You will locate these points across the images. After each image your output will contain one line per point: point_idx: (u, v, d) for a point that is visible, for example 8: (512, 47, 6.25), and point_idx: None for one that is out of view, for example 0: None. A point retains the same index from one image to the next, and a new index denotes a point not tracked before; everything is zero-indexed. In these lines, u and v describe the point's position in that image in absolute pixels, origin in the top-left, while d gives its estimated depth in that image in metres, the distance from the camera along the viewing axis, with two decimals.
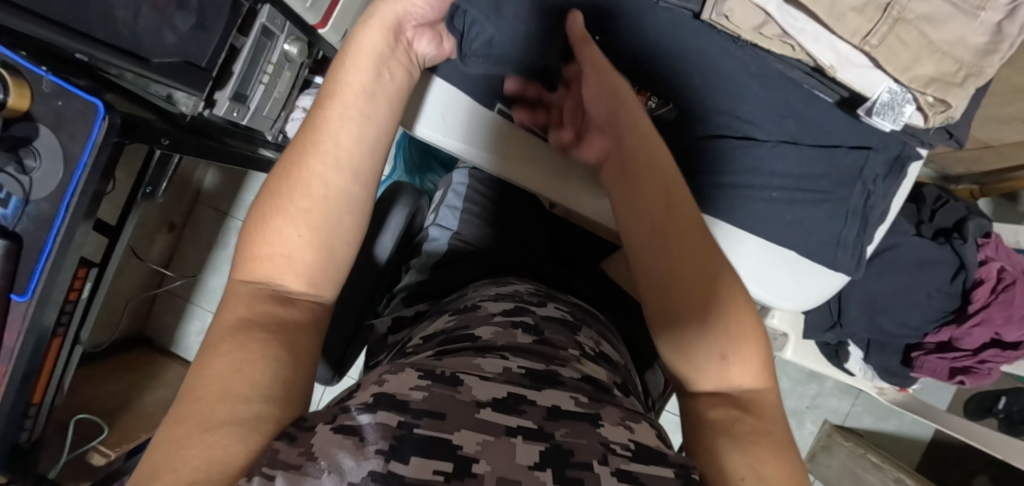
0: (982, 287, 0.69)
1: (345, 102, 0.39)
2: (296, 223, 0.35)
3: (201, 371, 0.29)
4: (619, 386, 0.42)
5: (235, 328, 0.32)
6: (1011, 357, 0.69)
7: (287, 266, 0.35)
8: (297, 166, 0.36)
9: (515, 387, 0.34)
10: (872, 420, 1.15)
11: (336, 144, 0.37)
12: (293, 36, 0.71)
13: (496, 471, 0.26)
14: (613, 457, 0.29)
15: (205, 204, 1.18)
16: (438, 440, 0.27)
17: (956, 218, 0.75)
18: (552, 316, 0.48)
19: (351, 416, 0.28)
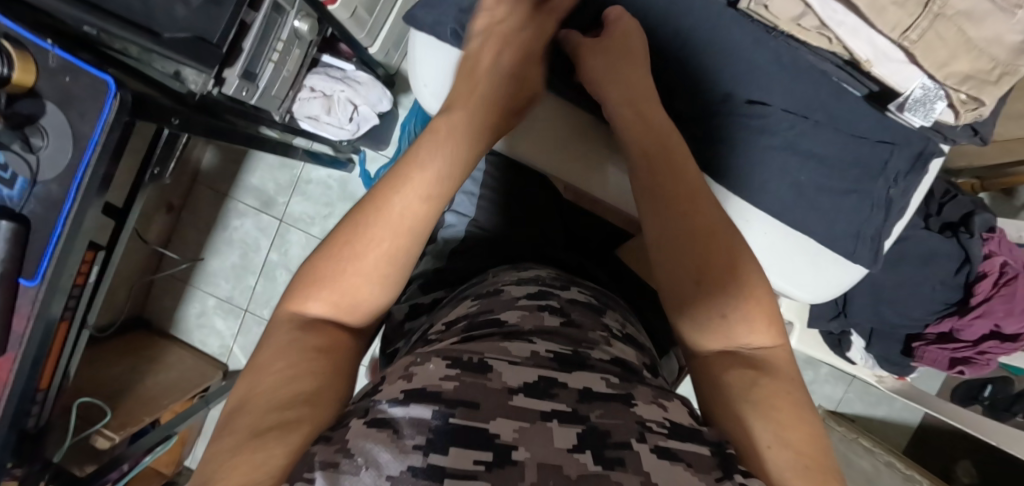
0: (985, 280, 0.71)
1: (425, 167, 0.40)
2: (357, 269, 0.37)
3: (256, 387, 0.31)
4: (647, 367, 0.43)
5: (288, 346, 0.34)
6: (1009, 348, 0.71)
7: (342, 305, 0.38)
8: (367, 220, 0.38)
9: (546, 371, 0.35)
10: (864, 406, 1.19)
11: (408, 209, 0.38)
12: (303, 12, 0.68)
13: (535, 457, 0.26)
14: (649, 434, 0.29)
15: (204, 185, 1.15)
16: (474, 429, 0.27)
17: (963, 212, 0.76)
18: (576, 300, 0.49)
19: (384, 410, 0.28)
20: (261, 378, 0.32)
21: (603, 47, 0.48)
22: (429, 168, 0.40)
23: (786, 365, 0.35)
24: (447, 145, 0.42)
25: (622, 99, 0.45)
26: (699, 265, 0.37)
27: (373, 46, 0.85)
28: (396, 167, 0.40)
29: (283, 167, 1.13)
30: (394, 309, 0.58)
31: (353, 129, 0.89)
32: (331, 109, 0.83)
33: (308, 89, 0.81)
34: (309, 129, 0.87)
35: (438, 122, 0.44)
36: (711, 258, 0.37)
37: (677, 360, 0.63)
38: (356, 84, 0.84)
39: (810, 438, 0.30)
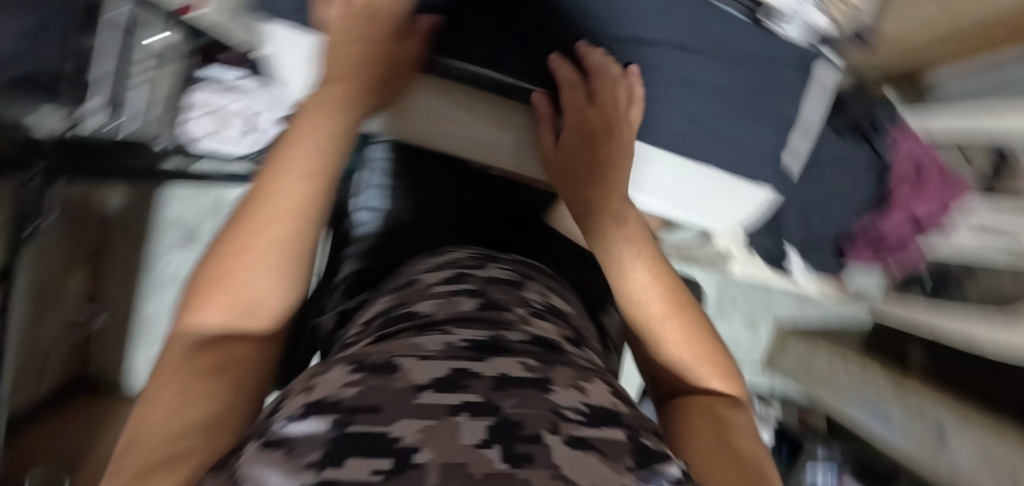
0: (896, 172, 0.74)
1: (295, 162, 0.42)
2: (253, 258, 0.38)
3: (144, 420, 0.29)
4: (569, 340, 0.42)
5: (185, 372, 0.32)
6: (924, 226, 0.77)
7: (241, 309, 0.37)
8: (256, 209, 0.39)
9: (460, 363, 0.34)
10: (819, 312, 1.28)
11: (296, 190, 0.40)
12: None
13: (438, 455, 0.24)
14: (563, 424, 0.29)
15: (121, 229, 1.08)
16: (373, 433, 0.26)
17: (870, 113, 0.77)
18: (493, 277, 0.48)
19: (280, 429, 0.26)
20: (150, 410, 0.29)
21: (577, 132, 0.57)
22: (310, 147, 0.43)
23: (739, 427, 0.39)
24: (326, 121, 0.45)
25: (596, 175, 0.55)
26: (639, 304, 0.47)
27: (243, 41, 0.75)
28: (277, 154, 0.43)
29: (198, 194, 1.07)
30: (323, 320, 0.56)
31: (253, 142, 0.80)
32: (223, 121, 0.78)
33: (197, 107, 0.78)
34: (209, 149, 0.81)
35: (310, 105, 0.46)
36: (652, 306, 0.47)
37: (617, 312, 0.63)
38: (245, 92, 0.77)
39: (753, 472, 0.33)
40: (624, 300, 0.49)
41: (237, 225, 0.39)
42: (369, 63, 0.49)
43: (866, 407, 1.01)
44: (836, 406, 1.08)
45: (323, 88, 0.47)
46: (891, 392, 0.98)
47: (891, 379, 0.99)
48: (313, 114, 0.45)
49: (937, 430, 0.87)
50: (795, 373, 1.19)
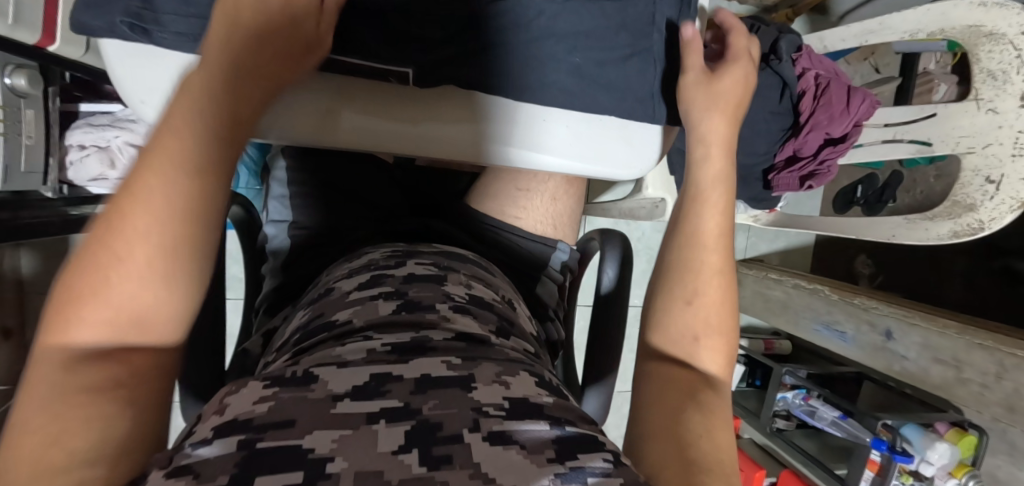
0: (805, 97, 0.74)
1: (184, 132, 0.30)
2: (142, 257, 0.27)
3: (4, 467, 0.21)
4: (495, 332, 0.41)
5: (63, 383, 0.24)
6: (843, 149, 0.78)
7: (125, 319, 0.27)
8: (131, 192, 0.28)
9: (379, 367, 0.32)
10: (767, 243, 1.33)
11: (183, 172, 0.29)
12: (13, 66, 0.60)
13: (353, 467, 0.23)
14: (484, 420, 0.28)
15: (36, 291, 1.00)
16: (287, 448, 0.24)
17: (771, 41, 0.75)
18: (414, 274, 0.46)
19: (187, 453, 0.24)
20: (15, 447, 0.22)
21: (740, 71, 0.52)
22: (202, 119, 0.31)
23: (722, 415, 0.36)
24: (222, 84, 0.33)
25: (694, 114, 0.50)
26: (708, 243, 0.44)
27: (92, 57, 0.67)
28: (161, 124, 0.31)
29: None
30: (249, 344, 0.52)
31: None
32: (114, 161, 0.69)
33: (77, 147, 0.69)
34: (104, 190, 0.73)
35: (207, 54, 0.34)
36: (713, 253, 0.43)
37: (552, 281, 0.62)
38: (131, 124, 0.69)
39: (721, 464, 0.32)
40: (679, 251, 0.44)
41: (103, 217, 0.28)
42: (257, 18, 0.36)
43: (818, 321, 1.06)
44: (795, 327, 1.12)
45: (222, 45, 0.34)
46: (836, 304, 1.01)
47: (834, 292, 1.02)
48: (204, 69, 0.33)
49: (883, 334, 0.92)
50: (753, 306, 1.23)
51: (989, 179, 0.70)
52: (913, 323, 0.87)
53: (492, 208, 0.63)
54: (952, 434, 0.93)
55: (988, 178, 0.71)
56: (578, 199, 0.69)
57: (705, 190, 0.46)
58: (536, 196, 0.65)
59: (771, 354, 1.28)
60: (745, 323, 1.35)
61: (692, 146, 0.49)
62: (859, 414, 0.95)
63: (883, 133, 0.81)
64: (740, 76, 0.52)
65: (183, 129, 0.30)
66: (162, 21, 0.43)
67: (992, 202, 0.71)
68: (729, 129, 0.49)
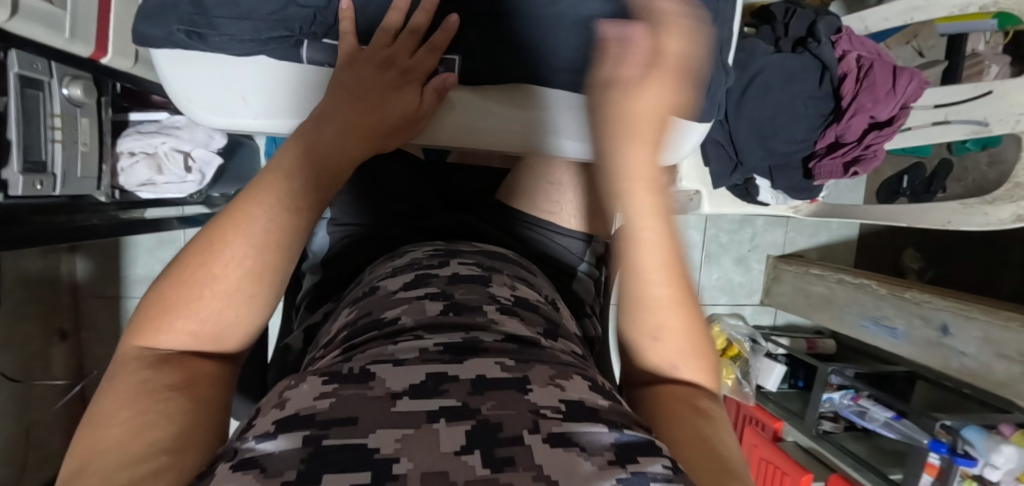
0: (847, 79, 0.71)
1: (277, 185, 0.37)
2: (217, 290, 0.33)
3: (100, 445, 0.26)
4: (543, 334, 0.40)
5: (135, 393, 0.29)
6: (892, 132, 0.73)
7: (202, 334, 0.34)
8: (223, 232, 0.34)
9: (434, 367, 0.32)
10: (807, 239, 1.28)
11: (274, 222, 0.36)
12: (68, 77, 0.62)
13: (419, 467, 0.23)
14: (544, 422, 0.27)
15: (89, 297, 1.05)
16: (350, 446, 0.24)
17: (807, 24, 0.76)
18: (458, 274, 0.45)
19: (252, 447, 0.25)
20: (104, 433, 0.27)
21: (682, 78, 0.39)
22: (293, 181, 0.38)
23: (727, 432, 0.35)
24: (302, 150, 0.41)
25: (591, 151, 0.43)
26: (646, 276, 0.38)
27: (137, 64, 0.69)
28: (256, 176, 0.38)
29: (161, 244, 1.05)
30: (290, 340, 0.53)
31: (198, 178, 0.78)
32: (161, 167, 0.73)
33: (128, 154, 0.72)
34: (151, 195, 0.77)
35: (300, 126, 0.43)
36: (668, 292, 0.38)
37: (589, 277, 0.62)
38: (176, 130, 0.74)
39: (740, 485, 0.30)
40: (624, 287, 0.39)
41: (196, 248, 0.34)
42: (365, 96, 0.48)
43: (865, 317, 1.01)
44: (839, 324, 1.07)
45: (325, 126, 0.43)
46: (885, 298, 0.96)
47: (883, 287, 0.97)
48: (291, 142, 0.41)
49: (939, 329, 0.87)
50: (794, 303, 1.18)
51: None
52: (972, 316, 0.81)
53: (525, 204, 0.61)
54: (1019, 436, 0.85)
55: None
56: None
57: (633, 232, 0.38)
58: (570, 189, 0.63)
59: (814, 353, 1.22)
60: (784, 322, 1.31)
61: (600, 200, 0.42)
62: (915, 414, 0.89)
63: (934, 114, 0.76)
64: None
65: (275, 183, 0.37)
66: (216, 26, 0.47)
67: None
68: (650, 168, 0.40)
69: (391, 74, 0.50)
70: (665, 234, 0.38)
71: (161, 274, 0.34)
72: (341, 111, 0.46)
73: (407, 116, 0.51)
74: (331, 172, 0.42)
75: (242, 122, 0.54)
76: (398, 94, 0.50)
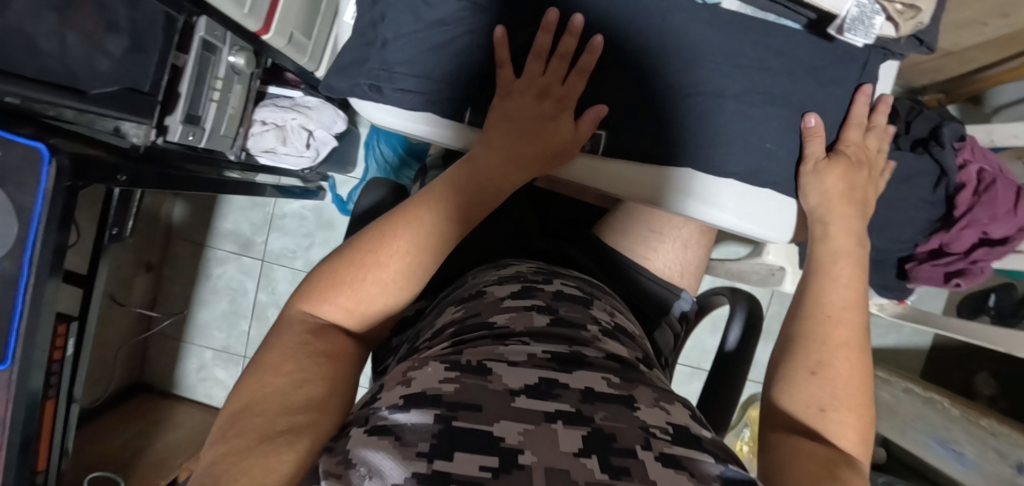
0: (965, 190, 0.69)
1: (438, 201, 0.44)
2: (376, 276, 0.40)
3: (261, 388, 0.33)
4: (641, 360, 0.42)
5: (297, 350, 0.36)
6: (1000, 251, 0.71)
7: (355, 311, 0.41)
8: (391, 231, 0.41)
9: (546, 372, 0.34)
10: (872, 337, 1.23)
11: (435, 231, 0.42)
12: (237, 47, 0.68)
13: (543, 461, 0.26)
14: (655, 441, 0.29)
15: (179, 239, 1.13)
16: (479, 432, 0.28)
17: (930, 127, 0.74)
18: (561, 292, 0.48)
19: (384, 416, 0.29)
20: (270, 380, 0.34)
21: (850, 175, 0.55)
22: (453, 196, 0.45)
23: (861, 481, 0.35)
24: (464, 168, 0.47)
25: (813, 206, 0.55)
26: (828, 319, 0.46)
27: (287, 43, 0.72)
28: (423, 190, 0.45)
29: (254, 206, 1.12)
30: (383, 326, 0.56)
31: (314, 155, 0.83)
32: (286, 139, 0.79)
33: (259, 122, 0.78)
34: (268, 163, 0.83)
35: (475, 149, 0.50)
36: (837, 329, 0.45)
37: (670, 329, 0.61)
38: (307, 110, 0.80)
39: None
40: (801, 331, 0.46)
41: (373, 238, 0.42)
42: (524, 128, 0.52)
43: (931, 435, 0.95)
44: (901, 437, 1.02)
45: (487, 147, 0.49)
46: (956, 420, 0.90)
47: (954, 407, 0.91)
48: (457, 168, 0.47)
49: (1014, 467, 0.79)
50: None
51: None
52: None
53: (619, 244, 0.63)
54: None
55: None
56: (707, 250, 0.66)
57: (826, 271, 0.50)
58: (668, 240, 0.63)
59: None
60: None
61: (817, 245, 0.53)
62: None
63: None
64: (862, 186, 0.55)
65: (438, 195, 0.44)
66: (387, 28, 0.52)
67: None
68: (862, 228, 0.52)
69: (547, 103, 0.52)
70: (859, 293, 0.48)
71: (333, 254, 0.42)
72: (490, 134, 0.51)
73: (555, 147, 0.53)
74: (477, 195, 0.47)
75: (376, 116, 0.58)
76: (554, 125, 0.53)
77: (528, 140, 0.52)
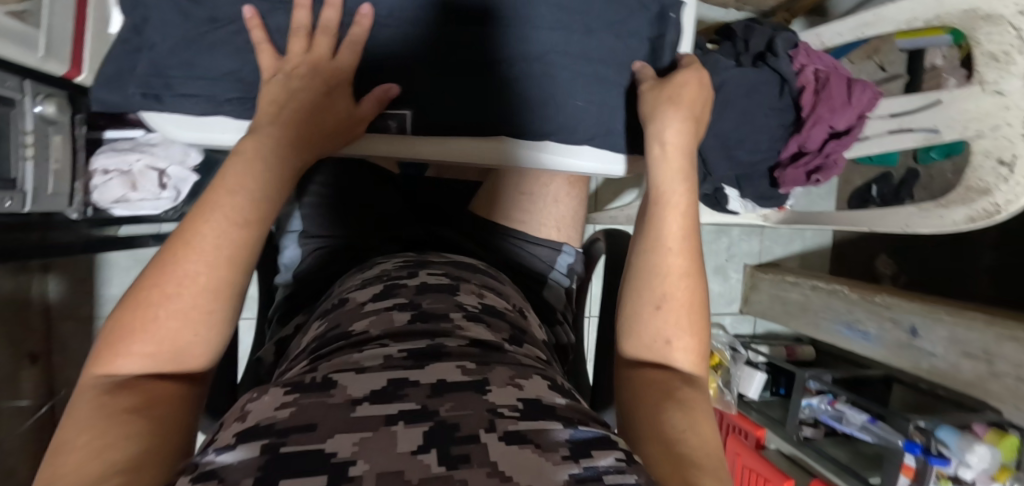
0: (805, 92, 0.74)
1: (223, 203, 0.37)
2: (171, 307, 0.33)
3: (58, 464, 0.24)
4: (508, 340, 0.37)
5: (102, 415, 0.28)
6: (848, 142, 0.77)
7: (161, 353, 0.33)
8: (168, 255, 0.34)
9: (396, 373, 0.29)
10: (782, 248, 1.31)
11: (224, 241, 0.36)
12: (43, 95, 0.61)
13: (375, 467, 0.21)
14: (500, 420, 0.25)
15: (63, 318, 1.04)
16: (309, 452, 0.22)
17: (766, 40, 0.79)
18: (427, 284, 0.42)
19: (210, 460, 0.22)
20: (65, 452, 0.25)
21: (671, 96, 0.54)
22: (241, 196, 0.38)
23: (703, 407, 0.37)
24: (255, 150, 0.42)
25: (667, 138, 0.52)
26: (666, 251, 0.45)
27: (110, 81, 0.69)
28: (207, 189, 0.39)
29: (138, 264, 1.04)
30: (263, 353, 0.52)
31: (173, 195, 0.77)
32: (135, 184, 0.73)
33: (101, 172, 0.73)
34: (126, 213, 0.77)
35: (252, 137, 0.44)
36: (673, 259, 0.45)
37: (559, 285, 0.61)
38: (151, 148, 0.74)
39: (705, 454, 0.33)
40: (641, 269, 0.45)
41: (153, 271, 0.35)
42: (305, 108, 0.48)
43: (839, 322, 1.02)
44: (814, 330, 1.09)
45: (274, 136, 0.44)
46: (856, 303, 0.98)
47: (854, 292, 0.99)
48: (238, 163, 0.41)
49: (909, 331, 0.88)
50: (771, 310, 1.20)
51: (1001, 161, 0.66)
52: (939, 318, 0.83)
53: (498, 215, 0.62)
54: (992, 435, 0.87)
55: (999, 160, 0.66)
56: (583, 201, 0.68)
57: (666, 196, 0.48)
58: (540, 199, 0.64)
59: (793, 360, 1.24)
60: (764, 331, 1.33)
61: (654, 167, 0.51)
62: (890, 415, 0.90)
63: (889, 123, 0.79)
64: (695, 78, 0.56)
65: (223, 186, 0.38)
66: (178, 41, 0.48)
67: (1008, 184, 0.65)
68: (688, 137, 0.52)
69: (333, 88, 0.51)
70: (691, 225, 0.47)
71: (118, 302, 0.34)
72: (277, 128, 0.45)
73: (339, 124, 0.52)
74: (278, 187, 0.42)
75: (213, 136, 0.55)
76: (331, 104, 0.51)
77: (321, 127, 0.49)
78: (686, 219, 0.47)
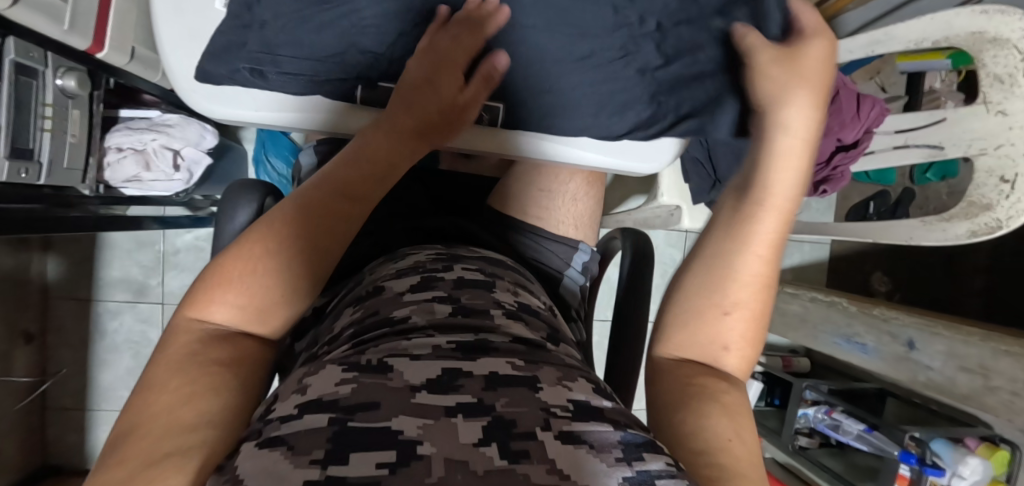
0: None
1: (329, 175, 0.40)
2: (271, 264, 0.35)
3: (148, 408, 0.28)
4: (547, 339, 0.38)
5: (185, 362, 0.31)
6: (855, 154, 0.79)
7: (248, 310, 0.35)
8: (280, 214, 0.37)
9: (449, 363, 0.29)
10: (781, 259, 1.34)
11: (326, 209, 0.38)
12: (63, 68, 0.61)
13: (441, 452, 0.22)
14: (554, 420, 0.26)
15: (59, 299, 1.02)
16: (375, 430, 0.23)
17: None
18: (465, 279, 0.42)
19: (277, 426, 0.24)
20: (156, 398, 0.29)
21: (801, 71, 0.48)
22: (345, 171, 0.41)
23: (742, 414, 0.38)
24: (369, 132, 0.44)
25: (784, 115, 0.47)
26: (756, 252, 0.44)
27: (133, 61, 0.68)
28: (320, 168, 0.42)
29: (140, 247, 1.03)
30: None
31: (186, 177, 0.78)
32: (149, 164, 0.74)
33: (114, 149, 0.73)
34: (134, 194, 0.77)
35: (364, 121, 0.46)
36: (759, 265, 0.43)
37: (574, 281, 0.62)
38: (167, 128, 0.75)
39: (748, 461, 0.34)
40: (716, 267, 0.43)
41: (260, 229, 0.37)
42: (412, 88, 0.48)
43: (837, 334, 1.04)
44: (813, 342, 1.11)
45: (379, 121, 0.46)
46: (855, 315, 1.00)
47: (852, 304, 1.01)
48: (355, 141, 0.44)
49: (906, 344, 0.90)
50: (770, 321, 1.22)
51: (1003, 179, 0.68)
52: (935, 332, 0.85)
53: (517, 210, 0.63)
54: (984, 449, 0.90)
55: (1002, 177, 0.69)
56: (599, 200, 0.68)
57: (767, 189, 0.45)
58: (558, 197, 0.65)
59: (790, 371, 1.25)
60: (761, 341, 1.35)
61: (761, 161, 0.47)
62: (886, 427, 0.93)
63: (894, 139, 0.82)
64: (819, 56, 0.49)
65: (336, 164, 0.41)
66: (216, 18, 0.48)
67: (1009, 200, 0.68)
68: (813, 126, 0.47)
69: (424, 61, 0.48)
70: (785, 222, 0.45)
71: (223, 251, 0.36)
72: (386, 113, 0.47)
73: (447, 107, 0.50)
74: (383, 165, 0.44)
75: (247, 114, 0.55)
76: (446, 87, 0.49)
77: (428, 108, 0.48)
78: (781, 217, 0.45)
